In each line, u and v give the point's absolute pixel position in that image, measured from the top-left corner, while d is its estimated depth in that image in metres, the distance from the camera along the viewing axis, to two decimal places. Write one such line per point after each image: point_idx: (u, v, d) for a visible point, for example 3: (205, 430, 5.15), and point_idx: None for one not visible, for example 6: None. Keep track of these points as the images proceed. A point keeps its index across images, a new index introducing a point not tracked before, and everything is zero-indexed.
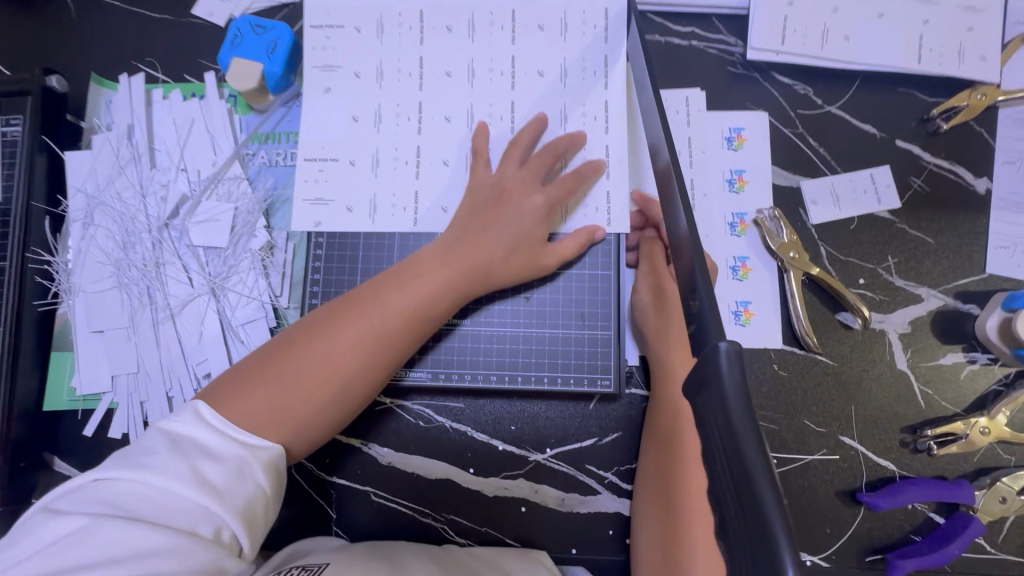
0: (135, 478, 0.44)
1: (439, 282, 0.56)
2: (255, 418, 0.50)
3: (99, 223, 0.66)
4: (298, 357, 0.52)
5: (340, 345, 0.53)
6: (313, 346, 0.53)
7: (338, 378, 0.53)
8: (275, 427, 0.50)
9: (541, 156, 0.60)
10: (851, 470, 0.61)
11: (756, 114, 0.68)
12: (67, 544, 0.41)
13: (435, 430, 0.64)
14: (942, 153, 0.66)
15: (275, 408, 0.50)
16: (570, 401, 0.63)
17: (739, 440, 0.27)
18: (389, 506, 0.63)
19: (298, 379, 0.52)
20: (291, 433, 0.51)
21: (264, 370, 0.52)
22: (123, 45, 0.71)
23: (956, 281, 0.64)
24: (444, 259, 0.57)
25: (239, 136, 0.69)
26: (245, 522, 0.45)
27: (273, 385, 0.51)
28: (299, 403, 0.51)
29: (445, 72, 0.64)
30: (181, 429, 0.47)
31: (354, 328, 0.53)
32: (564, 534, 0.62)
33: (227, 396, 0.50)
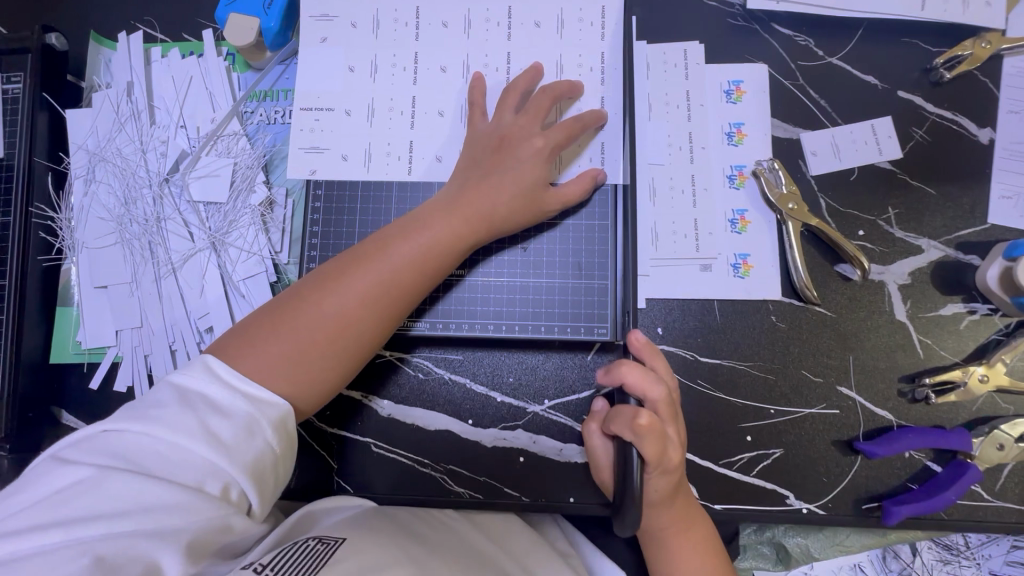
0: (143, 431, 0.44)
1: (444, 234, 0.56)
2: (267, 372, 0.50)
3: (101, 180, 0.67)
4: (306, 311, 0.53)
5: (348, 297, 0.53)
6: (320, 300, 0.53)
7: (348, 331, 0.53)
8: (288, 380, 0.51)
9: (538, 103, 0.59)
10: (848, 420, 0.61)
11: (755, 66, 0.67)
12: (74, 492, 0.41)
13: (434, 382, 0.65)
14: (945, 103, 0.65)
15: (287, 361, 0.51)
16: (568, 352, 0.64)
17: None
18: (390, 457, 0.64)
19: (309, 333, 0.52)
20: (305, 386, 0.52)
21: (272, 325, 0.52)
22: (120, 3, 0.71)
23: (957, 232, 0.64)
24: (448, 210, 0.57)
25: (237, 94, 0.69)
26: (254, 480, 0.46)
27: (283, 340, 0.51)
28: (311, 357, 0.52)
29: (441, 23, 0.64)
30: (191, 383, 0.47)
31: (362, 281, 0.54)
32: (562, 484, 0.63)
33: (238, 352, 0.51)
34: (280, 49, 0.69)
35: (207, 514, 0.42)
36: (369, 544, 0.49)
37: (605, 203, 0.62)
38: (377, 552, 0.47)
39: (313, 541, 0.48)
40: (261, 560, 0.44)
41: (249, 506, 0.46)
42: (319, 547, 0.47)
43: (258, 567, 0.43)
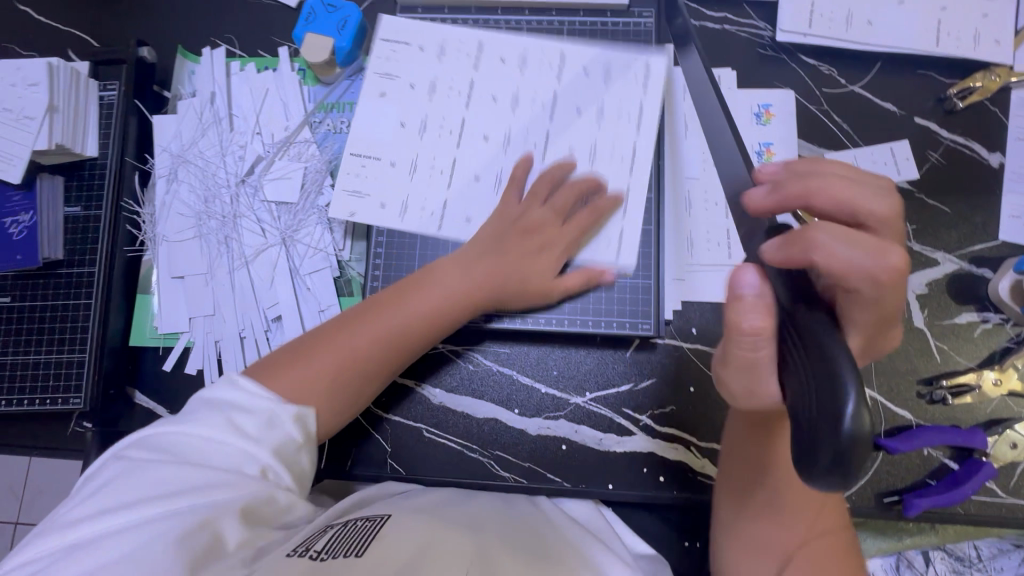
0: (181, 427, 0.49)
1: (460, 293, 0.62)
2: (300, 392, 0.54)
3: (183, 179, 0.73)
4: (335, 343, 0.57)
5: (373, 337, 0.58)
6: (354, 334, 0.58)
7: (369, 364, 0.58)
8: (314, 405, 0.55)
9: (545, 178, 0.66)
10: (870, 419, 0.66)
11: (783, 91, 0.73)
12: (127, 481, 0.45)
13: (483, 373, 0.70)
14: (958, 129, 0.71)
15: (315, 385, 0.55)
16: (608, 348, 0.69)
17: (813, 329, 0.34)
18: (440, 442, 0.69)
19: (332, 363, 0.56)
20: (324, 412, 0.56)
21: (308, 353, 0.56)
22: (205, 21, 0.78)
23: (970, 248, 0.69)
24: (467, 265, 0.63)
25: (308, 105, 0.76)
26: (283, 463, 0.50)
27: (314, 365, 0.56)
28: (338, 381, 0.56)
29: (499, 57, 0.70)
30: (222, 399, 0.50)
31: (387, 322, 0.59)
32: (602, 471, 0.67)
33: (278, 374, 0.55)
34: (349, 66, 0.76)
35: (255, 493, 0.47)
36: (415, 519, 0.52)
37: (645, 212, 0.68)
38: (422, 523, 0.51)
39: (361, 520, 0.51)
40: (315, 546, 0.45)
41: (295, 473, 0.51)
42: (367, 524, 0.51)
43: (314, 553, 0.44)
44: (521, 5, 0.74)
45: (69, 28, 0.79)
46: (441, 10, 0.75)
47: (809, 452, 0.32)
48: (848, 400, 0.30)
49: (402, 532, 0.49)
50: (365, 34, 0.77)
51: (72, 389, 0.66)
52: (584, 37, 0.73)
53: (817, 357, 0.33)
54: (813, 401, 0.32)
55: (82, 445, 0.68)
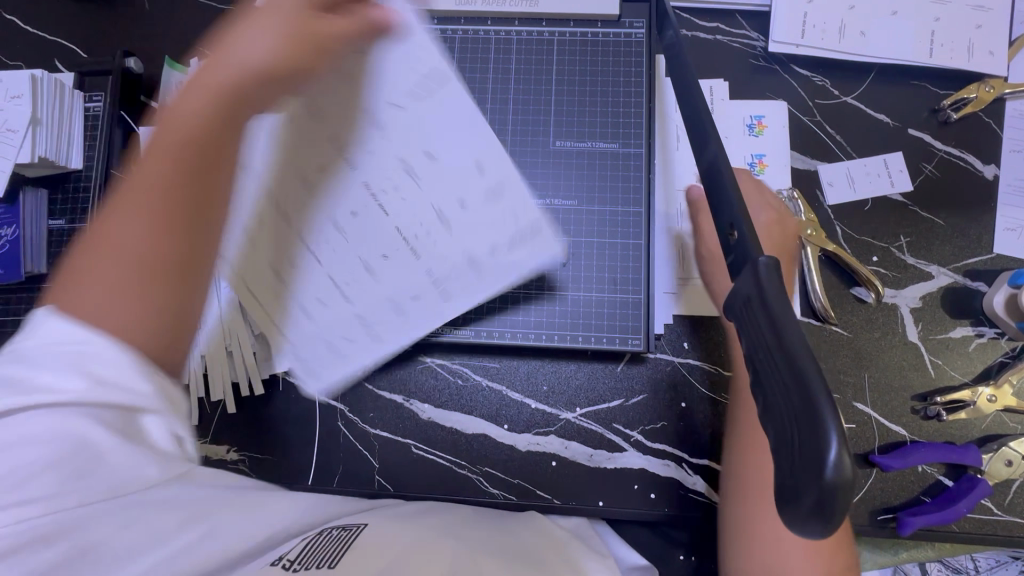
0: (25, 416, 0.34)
1: (223, 121, 0.46)
2: (102, 301, 0.40)
3: None
4: (116, 210, 0.44)
5: (172, 176, 0.44)
6: (117, 215, 0.44)
7: (178, 220, 0.44)
8: (94, 321, 0.39)
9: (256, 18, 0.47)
10: (863, 435, 0.65)
11: (775, 102, 0.73)
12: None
13: (472, 387, 0.69)
14: (952, 141, 0.71)
15: (106, 282, 0.41)
16: (599, 363, 0.68)
17: (794, 355, 0.30)
18: (428, 458, 0.68)
19: (116, 256, 0.42)
20: (141, 332, 0.41)
21: (96, 245, 0.43)
22: (192, 31, 0.78)
23: (965, 261, 0.68)
24: (256, 81, 0.46)
25: None
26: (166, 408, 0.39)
27: (97, 268, 0.42)
28: (105, 270, 0.42)
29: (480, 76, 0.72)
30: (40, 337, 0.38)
31: (173, 176, 0.45)
32: (592, 488, 0.66)
33: (66, 288, 0.42)
34: None
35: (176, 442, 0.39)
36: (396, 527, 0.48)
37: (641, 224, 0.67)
38: (401, 530, 0.48)
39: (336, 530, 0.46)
40: (289, 554, 0.40)
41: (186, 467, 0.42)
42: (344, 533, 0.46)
43: (286, 563, 0.39)
44: (510, 15, 0.73)
45: (56, 38, 0.78)
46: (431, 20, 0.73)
47: (789, 497, 0.29)
48: (830, 445, 0.27)
49: (385, 537, 0.45)
50: None
51: None
52: (574, 47, 0.72)
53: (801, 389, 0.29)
54: (789, 429, 0.29)
55: None
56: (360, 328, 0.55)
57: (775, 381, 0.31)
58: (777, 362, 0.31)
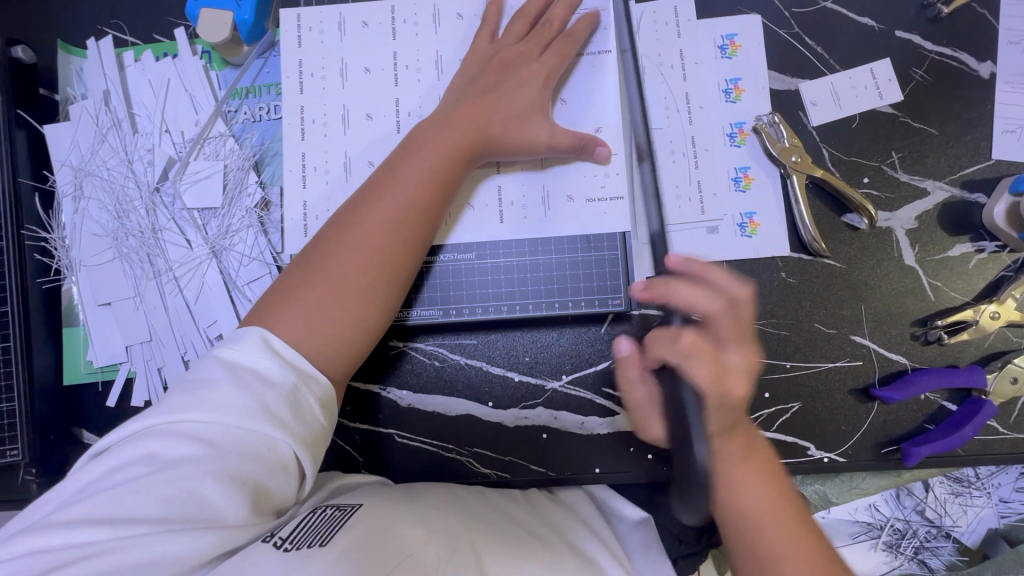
0: (184, 431, 0.43)
1: (443, 148, 0.56)
2: (310, 323, 0.49)
3: (90, 196, 0.65)
4: (342, 249, 0.52)
5: (379, 211, 0.53)
6: (342, 241, 0.52)
7: (396, 235, 0.53)
8: (319, 341, 0.49)
9: (528, 10, 0.62)
10: (863, 368, 0.62)
11: (748, 17, 0.65)
12: (134, 489, 0.40)
13: (451, 368, 0.65)
14: (944, 40, 0.64)
15: (299, 310, 0.50)
16: (582, 326, 0.64)
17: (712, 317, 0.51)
18: (413, 446, 0.65)
19: (344, 269, 0.51)
20: (335, 349, 0.50)
21: (308, 273, 0.51)
22: (86, 7, 0.68)
23: (961, 171, 0.63)
24: (448, 124, 0.57)
25: (219, 93, 0.67)
26: (310, 450, 0.46)
27: (320, 286, 0.51)
28: (349, 298, 0.51)
29: (414, 22, 0.63)
30: (238, 358, 0.46)
31: (382, 209, 0.54)
32: (587, 455, 0.63)
33: (269, 312, 0.50)
34: (257, 43, 0.66)
35: (274, 461, 0.43)
36: (388, 516, 0.48)
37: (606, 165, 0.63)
38: (392, 518, 0.48)
39: (331, 510, 0.49)
40: (280, 533, 0.43)
41: (298, 488, 0.46)
42: (337, 514, 0.48)
43: (278, 541, 0.42)
44: None
45: None
46: None
47: None
48: None
49: (375, 529, 0.46)
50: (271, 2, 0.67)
51: (6, 440, 0.60)
52: None
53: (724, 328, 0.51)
54: None
55: (31, 496, 0.63)
56: (457, 303, 0.63)
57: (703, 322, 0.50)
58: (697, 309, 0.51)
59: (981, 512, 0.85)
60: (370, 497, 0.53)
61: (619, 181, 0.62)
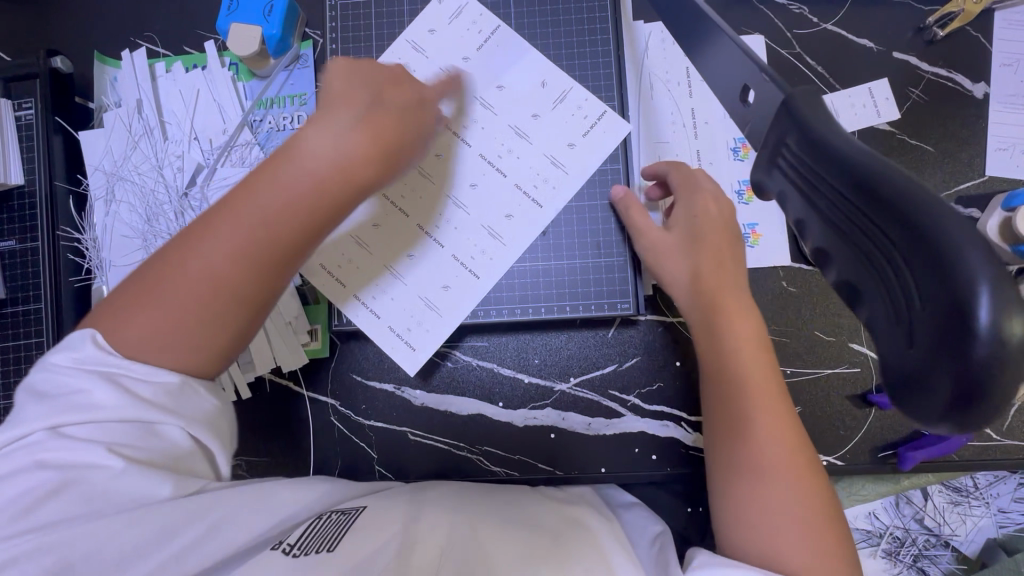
0: (55, 441, 0.39)
1: (317, 167, 0.44)
2: (151, 335, 0.42)
3: (121, 199, 0.68)
4: (199, 245, 0.43)
5: (234, 227, 0.43)
6: (205, 236, 0.44)
7: (259, 246, 0.44)
8: (165, 342, 0.43)
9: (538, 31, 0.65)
10: (862, 375, 0.64)
11: (752, 37, 0.68)
12: (33, 499, 0.38)
13: (464, 369, 0.67)
14: (940, 61, 0.67)
15: (160, 302, 0.43)
16: (590, 330, 0.67)
17: (912, 192, 0.22)
18: (426, 444, 0.67)
19: (199, 269, 0.43)
20: (179, 353, 0.43)
21: (166, 265, 0.43)
22: (122, 21, 0.72)
23: (955, 187, 0.66)
24: (341, 118, 0.46)
25: (246, 104, 0.70)
26: (209, 425, 0.44)
27: (173, 282, 0.43)
28: (199, 301, 0.43)
29: (430, 30, 0.67)
30: (88, 360, 0.41)
31: (252, 207, 0.44)
32: (593, 455, 0.66)
33: (115, 318, 0.43)
34: (283, 56, 0.70)
35: (169, 446, 0.42)
36: (390, 518, 0.49)
37: (577, 100, 0.65)
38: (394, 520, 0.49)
39: (335, 513, 0.49)
40: (290, 540, 0.45)
41: (206, 465, 0.45)
42: (341, 517, 0.49)
43: (286, 547, 0.44)
44: None
45: None
46: None
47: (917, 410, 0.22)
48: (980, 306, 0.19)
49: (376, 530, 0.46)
50: (297, 17, 0.70)
51: None
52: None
53: (967, 226, 0.20)
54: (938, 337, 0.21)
55: None
56: (471, 271, 0.64)
57: (858, 219, 0.24)
58: (854, 184, 0.24)
59: (979, 522, 0.87)
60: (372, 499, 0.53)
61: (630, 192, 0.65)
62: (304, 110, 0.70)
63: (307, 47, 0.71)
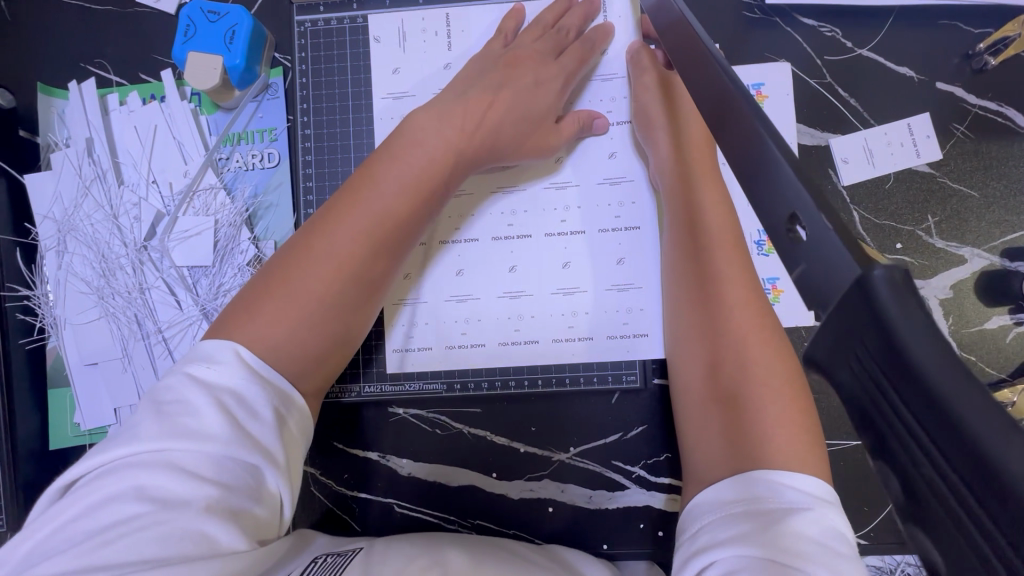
0: (163, 462, 0.37)
1: (436, 150, 0.52)
2: (271, 337, 0.45)
3: (73, 251, 0.62)
4: (316, 247, 0.48)
5: (348, 227, 0.49)
6: (318, 241, 0.49)
7: (373, 245, 0.50)
8: (285, 347, 0.46)
9: (540, 21, 0.61)
10: None
11: (777, 65, 0.60)
12: (119, 529, 0.35)
13: (454, 436, 0.62)
14: (989, 93, 0.59)
15: (278, 313, 0.46)
16: (591, 396, 0.61)
17: (948, 408, 0.20)
18: (413, 517, 0.62)
19: (318, 275, 0.47)
20: (295, 354, 0.46)
21: (280, 275, 0.48)
22: (70, 45, 0.64)
23: (1001, 238, 0.59)
24: (443, 120, 0.53)
25: (209, 139, 0.63)
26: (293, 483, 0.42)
27: (291, 291, 0.47)
28: (317, 301, 0.47)
29: (393, 68, 0.62)
30: (218, 377, 0.41)
31: (362, 206, 0.50)
32: (595, 531, 0.61)
33: (235, 327, 0.45)
34: (249, 85, 0.62)
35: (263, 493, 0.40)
36: (385, 555, 0.50)
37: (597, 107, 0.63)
38: (390, 557, 0.49)
39: (328, 557, 0.50)
40: None
41: (283, 522, 0.42)
42: (336, 559, 0.49)
43: None
44: None
45: None
46: (349, 5, 0.63)
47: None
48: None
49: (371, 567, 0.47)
50: (263, 41, 0.62)
51: None
52: None
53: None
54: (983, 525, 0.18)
55: None
56: (630, 225, 0.61)
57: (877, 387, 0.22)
58: (899, 373, 0.21)
59: None
60: (372, 542, 0.55)
61: (636, 251, 0.60)
62: (274, 147, 0.63)
63: (277, 75, 0.63)
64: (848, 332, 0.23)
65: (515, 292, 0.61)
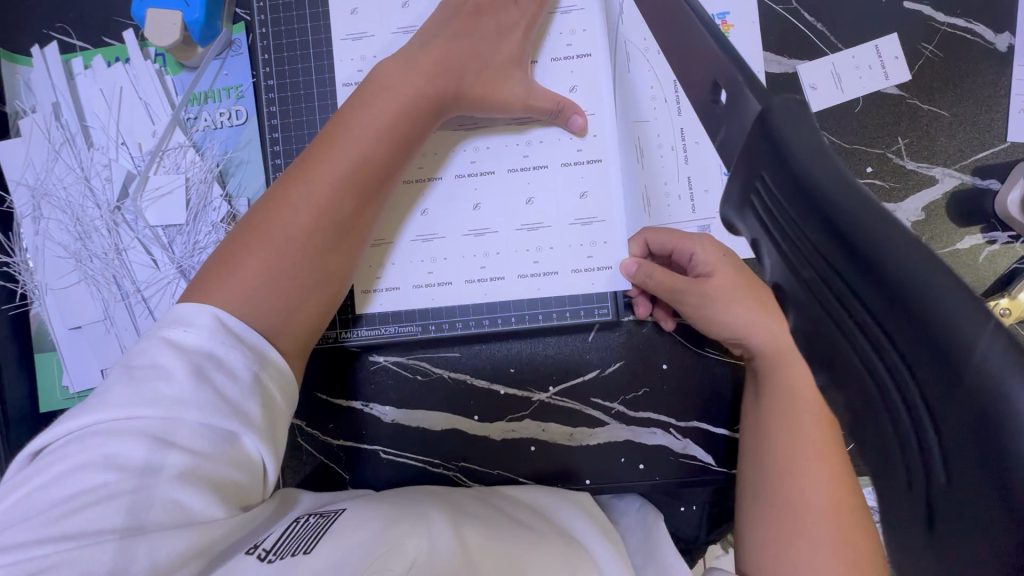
0: (131, 430, 0.36)
1: (405, 99, 0.52)
2: (245, 294, 0.45)
3: (49, 216, 0.62)
4: (285, 203, 0.48)
5: (318, 181, 0.49)
6: (288, 195, 0.49)
7: (346, 198, 0.50)
8: (258, 300, 0.46)
9: None
10: None
11: None
12: (87, 498, 0.34)
13: (435, 381, 0.63)
14: (958, 10, 0.58)
15: (248, 265, 0.46)
16: (566, 334, 0.62)
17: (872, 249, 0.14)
18: (399, 463, 0.63)
19: (289, 228, 0.48)
20: (270, 309, 0.46)
21: (251, 229, 0.48)
22: (29, 11, 0.64)
23: (972, 157, 0.59)
24: (409, 68, 0.53)
25: (176, 99, 0.63)
26: (275, 447, 0.41)
27: (263, 246, 0.47)
28: (290, 256, 0.48)
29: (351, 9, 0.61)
30: (189, 342, 0.40)
31: (332, 161, 0.50)
32: (577, 466, 0.62)
33: (210, 285, 0.45)
34: (211, 42, 0.62)
35: (240, 458, 0.39)
36: (370, 515, 0.48)
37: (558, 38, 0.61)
38: (375, 518, 0.47)
39: (314, 518, 0.48)
40: (264, 545, 0.42)
41: (266, 484, 0.42)
42: (321, 521, 0.48)
43: (262, 553, 0.41)
44: None
45: None
46: None
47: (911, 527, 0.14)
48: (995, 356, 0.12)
49: (355, 529, 0.45)
50: None
51: None
52: None
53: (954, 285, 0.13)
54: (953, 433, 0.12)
55: None
56: (592, 158, 0.60)
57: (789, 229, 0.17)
58: (817, 223, 0.15)
59: None
60: (359, 501, 0.53)
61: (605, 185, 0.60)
62: (241, 104, 0.63)
63: (239, 31, 0.63)
64: (749, 175, 0.19)
65: (481, 230, 0.61)
